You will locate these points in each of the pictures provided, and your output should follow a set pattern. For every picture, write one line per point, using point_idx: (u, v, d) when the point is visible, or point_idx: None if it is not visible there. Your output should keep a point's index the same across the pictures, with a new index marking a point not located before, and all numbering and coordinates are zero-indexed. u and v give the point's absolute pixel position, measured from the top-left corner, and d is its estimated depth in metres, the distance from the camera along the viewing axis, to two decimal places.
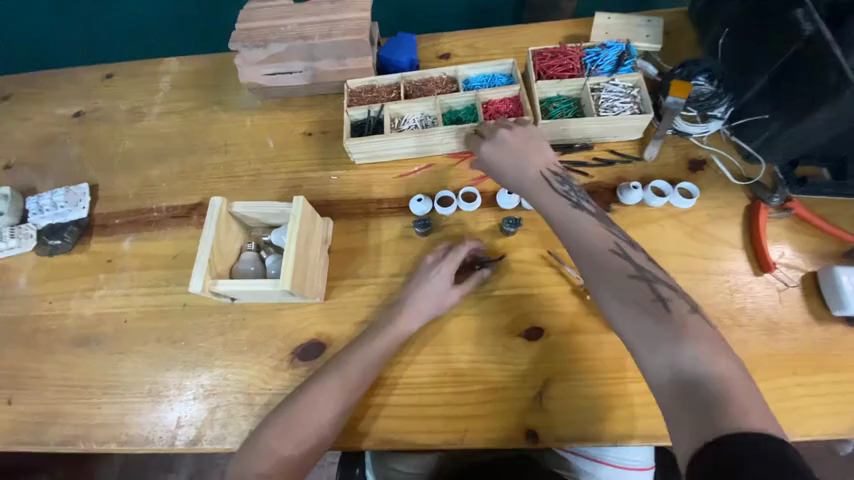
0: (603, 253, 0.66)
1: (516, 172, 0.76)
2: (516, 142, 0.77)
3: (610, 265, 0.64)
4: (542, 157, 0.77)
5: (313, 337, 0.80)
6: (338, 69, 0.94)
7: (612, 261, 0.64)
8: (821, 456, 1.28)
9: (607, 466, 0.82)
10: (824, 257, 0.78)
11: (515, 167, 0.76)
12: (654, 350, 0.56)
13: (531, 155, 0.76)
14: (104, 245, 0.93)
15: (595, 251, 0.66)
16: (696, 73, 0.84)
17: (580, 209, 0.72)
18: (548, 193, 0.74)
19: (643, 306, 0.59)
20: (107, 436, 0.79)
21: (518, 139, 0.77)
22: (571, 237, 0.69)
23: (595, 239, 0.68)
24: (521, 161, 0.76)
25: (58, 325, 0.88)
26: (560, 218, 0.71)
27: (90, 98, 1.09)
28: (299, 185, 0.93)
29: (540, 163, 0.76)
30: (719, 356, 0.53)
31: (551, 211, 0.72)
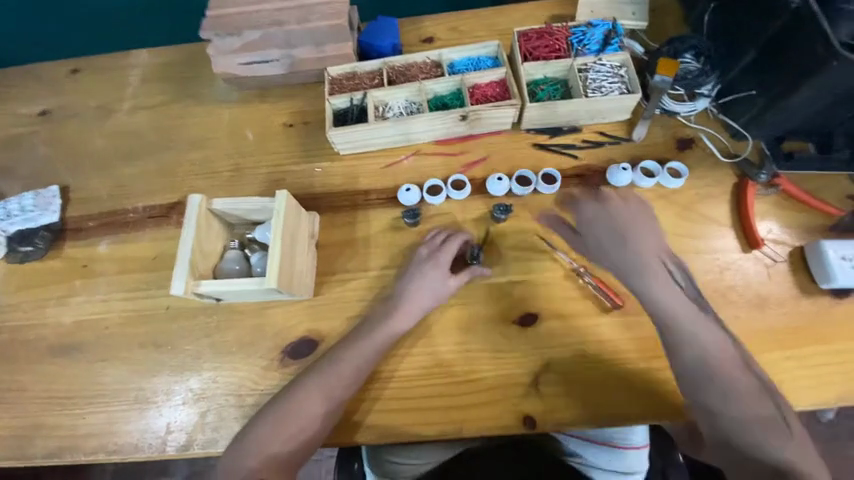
0: (710, 344, 0.66)
1: (632, 257, 0.71)
2: (630, 217, 0.74)
3: (725, 369, 0.65)
4: (658, 243, 0.73)
5: (304, 334, 0.78)
6: (317, 56, 0.90)
7: (730, 372, 0.65)
8: (806, 424, 1.33)
9: (597, 448, 0.84)
10: (810, 231, 0.79)
11: (632, 252, 0.72)
12: (764, 450, 0.60)
13: (651, 240, 0.73)
14: (79, 249, 0.89)
15: (708, 348, 0.66)
16: (682, 51, 0.84)
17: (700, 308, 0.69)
18: (670, 287, 0.70)
19: (738, 393, 0.64)
20: (94, 446, 0.76)
21: (633, 218, 0.74)
22: (690, 335, 0.66)
23: (714, 339, 0.66)
24: (639, 244, 0.72)
25: (35, 335, 0.84)
26: (680, 315, 0.67)
27: (55, 94, 1.03)
28: (282, 179, 0.90)
29: (658, 250, 0.73)
30: (799, 447, 0.60)
31: (670, 304, 0.68)
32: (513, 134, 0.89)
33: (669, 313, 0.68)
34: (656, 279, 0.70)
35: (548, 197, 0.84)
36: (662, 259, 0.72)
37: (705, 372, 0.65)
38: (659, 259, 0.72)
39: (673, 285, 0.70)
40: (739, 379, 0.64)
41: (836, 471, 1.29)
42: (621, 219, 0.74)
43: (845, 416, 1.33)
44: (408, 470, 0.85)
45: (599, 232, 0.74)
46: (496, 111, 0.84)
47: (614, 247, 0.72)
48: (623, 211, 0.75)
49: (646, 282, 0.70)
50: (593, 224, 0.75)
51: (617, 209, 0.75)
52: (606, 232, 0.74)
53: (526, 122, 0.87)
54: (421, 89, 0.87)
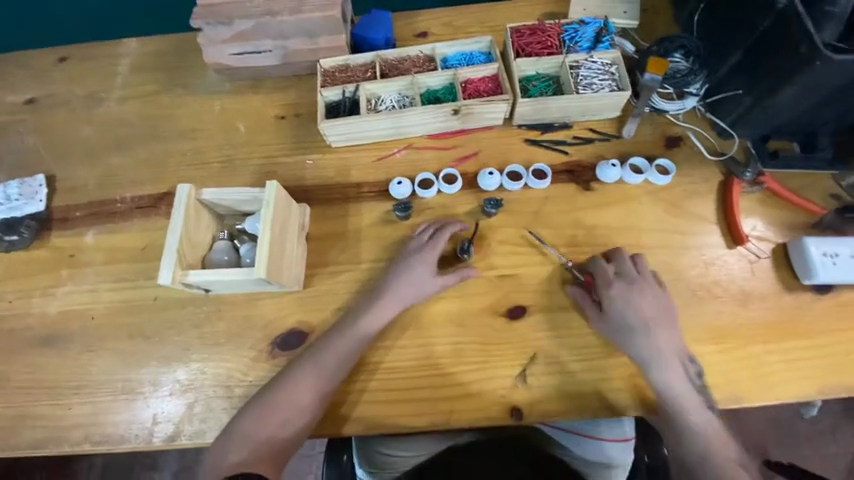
0: (689, 398, 0.70)
1: (652, 358, 0.70)
2: (651, 316, 0.72)
3: (724, 465, 0.68)
4: (675, 339, 0.71)
5: (294, 326, 0.78)
6: (310, 48, 0.90)
7: (728, 465, 0.68)
8: (789, 420, 1.36)
9: (584, 440, 0.84)
10: (793, 228, 0.81)
11: (651, 352, 0.70)
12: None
13: (671, 340, 0.71)
14: (66, 239, 0.88)
15: (709, 452, 0.68)
16: (671, 50, 0.85)
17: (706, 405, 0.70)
18: (685, 388, 0.69)
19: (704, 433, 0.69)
20: (80, 437, 0.75)
21: (655, 313, 0.72)
22: (694, 430, 0.69)
23: (716, 441, 0.69)
24: (660, 346, 0.70)
25: (20, 325, 0.83)
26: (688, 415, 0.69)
27: (42, 82, 1.01)
28: (273, 171, 0.89)
29: (677, 350, 0.71)
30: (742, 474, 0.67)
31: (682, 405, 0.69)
32: (505, 129, 0.89)
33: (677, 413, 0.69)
34: (673, 380, 0.69)
35: (538, 192, 0.84)
36: (680, 359, 0.71)
37: (704, 464, 0.68)
38: (678, 361, 0.70)
39: (686, 384, 0.70)
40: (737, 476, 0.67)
41: (818, 466, 1.32)
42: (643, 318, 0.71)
43: (828, 412, 1.36)
44: (398, 462, 0.85)
45: (621, 328, 0.72)
46: (488, 106, 0.84)
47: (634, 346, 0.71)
48: (646, 307, 0.72)
49: (662, 383, 0.69)
50: (613, 314, 0.72)
51: (640, 303, 0.72)
52: (627, 329, 0.71)
53: (518, 118, 0.88)
54: (414, 83, 0.87)
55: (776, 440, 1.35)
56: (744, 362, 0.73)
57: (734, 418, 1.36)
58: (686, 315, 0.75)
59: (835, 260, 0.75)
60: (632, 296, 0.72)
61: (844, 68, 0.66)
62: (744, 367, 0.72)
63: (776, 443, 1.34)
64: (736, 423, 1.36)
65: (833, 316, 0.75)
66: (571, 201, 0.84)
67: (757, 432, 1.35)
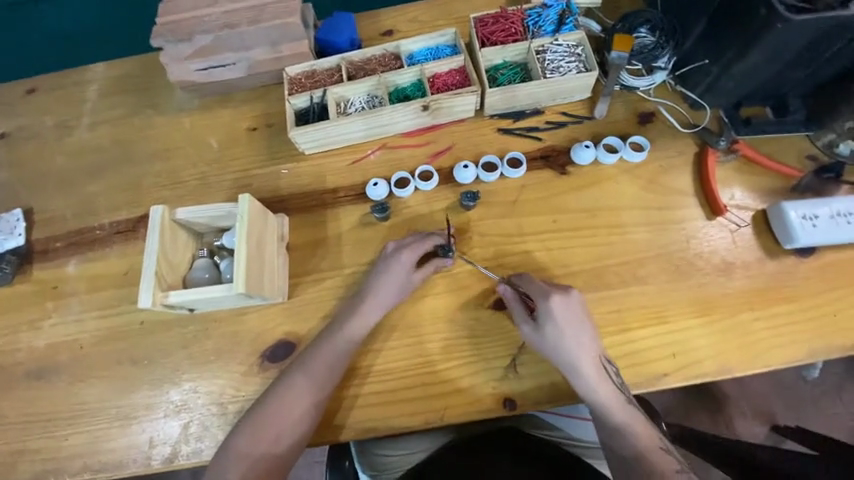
0: (614, 399, 0.68)
1: (568, 361, 0.68)
2: (567, 325, 0.69)
3: (648, 456, 0.65)
4: (594, 344, 0.69)
5: (282, 337, 0.78)
6: (274, 57, 0.89)
7: (654, 457, 0.65)
8: (793, 383, 1.36)
9: (573, 419, 0.86)
10: (771, 194, 0.81)
11: (566, 355, 0.68)
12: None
13: (588, 340, 0.69)
14: (48, 271, 0.87)
15: (629, 441, 0.67)
16: (637, 25, 0.85)
17: (626, 397, 0.69)
18: (603, 386, 0.68)
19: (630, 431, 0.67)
20: (79, 466, 0.75)
21: (571, 316, 0.69)
22: (617, 425, 0.67)
23: (635, 432, 0.67)
24: (576, 347, 0.68)
25: (10, 361, 0.83)
26: (610, 410, 0.68)
27: (11, 115, 1.00)
28: (249, 183, 0.89)
29: (596, 353, 0.69)
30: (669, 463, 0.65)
31: (601, 402, 0.68)
32: (477, 121, 0.89)
33: (600, 410, 0.68)
34: (590, 379, 0.67)
35: (514, 180, 0.84)
36: (599, 360, 0.69)
37: (628, 460, 0.66)
38: (595, 359, 0.68)
39: (606, 382, 0.68)
40: (661, 467, 0.64)
41: (825, 426, 1.33)
42: (559, 322, 0.68)
43: (831, 372, 1.36)
44: (395, 461, 0.86)
45: (539, 335, 0.69)
46: (457, 99, 0.83)
47: (550, 351, 0.69)
48: (562, 311, 0.69)
49: (580, 383, 0.68)
50: (534, 325, 0.70)
51: (556, 307, 0.69)
52: (544, 336, 0.69)
53: (488, 108, 0.87)
54: (380, 82, 0.87)
55: (782, 404, 1.35)
56: (733, 331, 0.73)
57: (738, 387, 1.37)
58: (671, 291, 0.75)
59: (814, 222, 0.75)
60: (546, 301, 0.70)
61: (804, 26, 0.66)
62: (733, 336, 0.72)
63: (782, 408, 1.35)
64: (741, 391, 1.37)
65: (818, 277, 0.75)
66: (548, 187, 0.83)
67: (763, 398, 1.36)
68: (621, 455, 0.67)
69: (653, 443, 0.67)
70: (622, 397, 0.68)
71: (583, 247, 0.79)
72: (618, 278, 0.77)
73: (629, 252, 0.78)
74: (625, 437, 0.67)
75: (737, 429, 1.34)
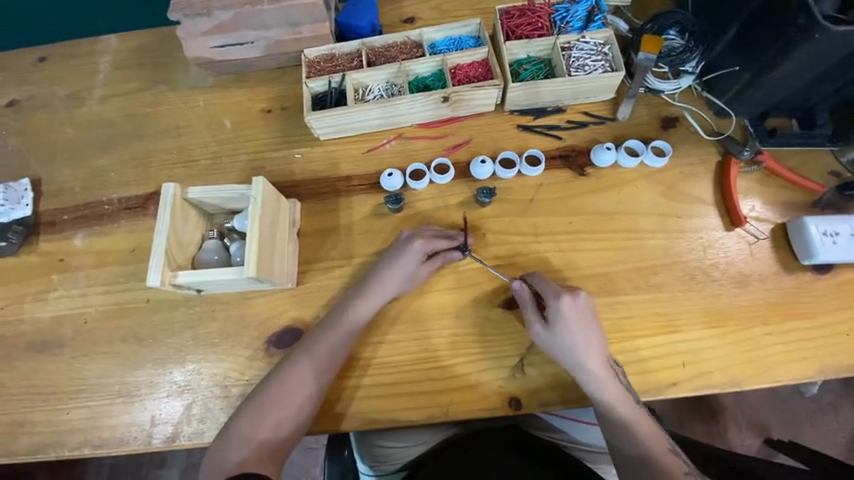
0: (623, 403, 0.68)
1: (581, 364, 0.67)
2: (579, 330, 0.68)
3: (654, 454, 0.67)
4: (604, 348, 0.69)
5: (288, 323, 0.78)
6: (293, 38, 0.87)
7: (660, 457, 0.66)
8: (790, 398, 1.36)
9: (573, 422, 0.88)
10: (792, 207, 0.79)
11: (579, 357, 0.67)
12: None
13: (598, 340, 0.68)
14: (54, 243, 0.86)
15: (637, 441, 0.67)
16: (666, 27, 0.83)
17: (634, 398, 0.69)
18: (614, 388, 0.67)
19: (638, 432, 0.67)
20: (79, 441, 0.75)
21: (582, 315, 0.69)
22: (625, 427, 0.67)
23: (644, 432, 0.67)
24: (587, 347, 0.67)
25: (13, 331, 0.82)
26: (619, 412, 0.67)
27: (21, 82, 0.98)
28: (261, 166, 0.87)
29: (606, 357, 0.68)
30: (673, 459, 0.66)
31: (611, 404, 0.67)
32: (497, 115, 0.87)
33: (610, 413, 0.67)
34: (601, 382, 0.67)
35: (532, 179, 0.83)
36: (609, 363, 0.68)
37: (636, 459, 0.66)
38: (606, 363, 0.68)
39: (616, 386, 0.68)
40: (668, 465, 0.66)
41: (819, 442, 1.33)
42: (571, 322, 0.68)
43: (828, 389, 1.36)
44: (395, 453, 0.86)
45: (552, 339, 0.68)
46: (479, 92, 0.82)
47: (563, 353, 0.68)
48: (574, 310, 0.69)
49: (591, 386, 0.67)
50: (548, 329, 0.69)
51: (567, 307, 0.68)
52: (557, 337, 0.68)
53: (509, 103, 0.85)
54: (401, 70, 0.85)
55: (777, 418, 1.35)
56: (744, 343, 0.72)
57: (735, 399, 1.37)
58: (685, 300, 0.74)
59: (835, 239, 0.74)
60: (557, 298, 0.69)
61: (843, 40, 0.64)
62: (744, 349, 0.72)
63: (777, 422, 1.35)
64: (738, 403, 1.37)
65: (833, 294, 0.74)
66: (565, 187, 0.82)
67: (759, 411, 1.36)
68: (630, 456, 0.67)
69: (659, 443, 0.68)
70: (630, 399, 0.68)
71: (598, 251, 0.78)
72: (631, 284, 0.76)
73: (645, 259, 0.77)
74: (634, 438, 0.67)
75: (730, 439, 1.34)
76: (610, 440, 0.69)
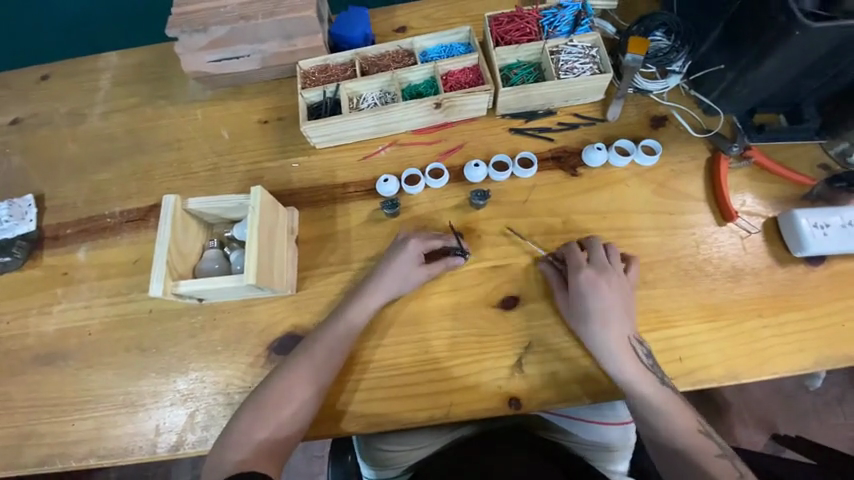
0: (643, 377, 0.68)
1: (594, 335, 0.71)
2: (594, 301, 0.71)
3: (687, 438, 0.66)
4: (624, 323, 0.71)
5: (288, 330, 0.79)
6: (289, 50, 0.90)
7: (682, 433, 0.67)
8: (795, 392, 1.36)
9: (575, 421, 0.88)
10: (783, 201, 0.81)
11: (592, 329, 0.71)
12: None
13: (619, 314, 0.71)
14: (58, 258, 0.88)
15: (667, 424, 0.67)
16: (652, 29, 0.85)
17: (659, 377, 0.69)
18: (630, 360, 0.69)
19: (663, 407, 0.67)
20: (85, 452, 0.76)
21: (602, 290, 0.72)
22: (643, 403, 0.68)
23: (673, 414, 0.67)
24: (609, 321, 0.71)
25: (20, 345, 0.83)
26: (639, 388, 0.68)
27: (24, 101, 1.01)
28: (260, 176, 0.89)
29: (622, 330, 0.71)
30: (697, 434, 0.67)
31: (627, 377, 0.69)
32: (489, 120, 0.89)
33: (628, 388, 0.69)
34: (616, 351, 0.69)
35: (525, 180, 0.84)
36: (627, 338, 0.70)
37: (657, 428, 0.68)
38: (623, 336, 0.70)
39: (633, 357, 0.69)
40: (696, 446, 0.66)
41: (825, 436, 1.32)
42: (594, 298, 0.71)
43: (833, 382, 1.36)
44: (397, 456, 0.86)
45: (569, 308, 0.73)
46: (469, 98, 0.83)
47: (578, 323, 0.72)
48: (600, 284, 0.72)
49: (604, 357, 0.70)
50: (569, 300, 0.73)
51: (586, 279, 0.72)
52: (571, 307, 0.73)
53: (500, 107, 0.87)
54: (394, 79, 0.87)
55: (783, 413, 1.35)
56: (739, 337, 0.73)
57: (741, 394, 1.37)
58: (680, 296, 0.75)
59: (826, 230, 0.75)
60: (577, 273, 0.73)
61: (824, 35, 0.65)
62: (740, 342, 0.72)
63: (783, 417, 1.34)
64: (743, 398, 1.37)
65: (827, 286, 0.75)
66: (559, 188, 0.83)
67: (764, 407, 1.36)
68: (663, 444, 0.67)
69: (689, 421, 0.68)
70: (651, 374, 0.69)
71: None
72: None
73: (639, 255, 0.78)
74: (662, 422, 0.67)
75: (738, 437, 1.33)
76: (642, 426, 0.69)
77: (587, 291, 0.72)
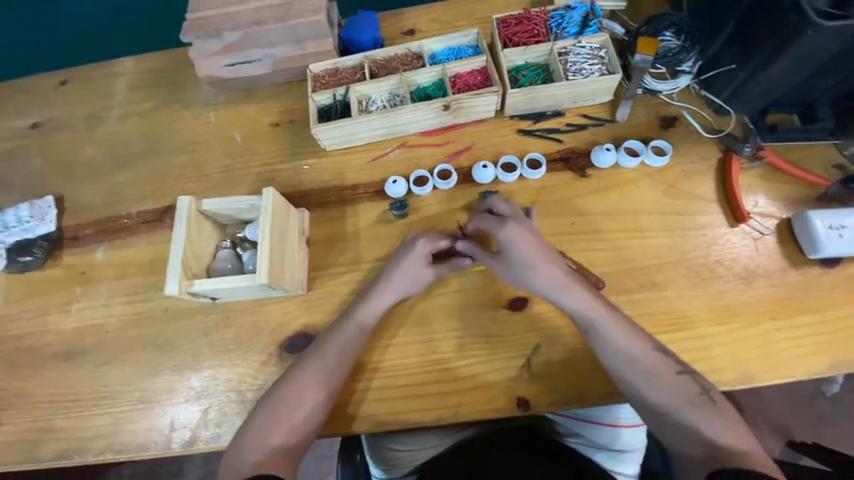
0: (619, 331, 0.69)
1: (558, 293, 0.71)
2: (538, 254, 0.71)
3: (663, 375, 0.68)
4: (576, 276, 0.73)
5: (299, 329, 0.80)
6: (299, 54, 0.91)
7: (667, 383, 0.67)
8: (810, 398, 1.33)
9: (583, 422, 0.88)
10: (797, 202, 0.79)
11: (555, 286, 0.71)
12: (698, 429, 0.65)
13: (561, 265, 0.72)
14: (77, 257, 0.91)
15: (629, 355, 0.68)
16: (662, 29, 0.84)
17: (635, 331, 0.70)
18: (604, 314, 0.70)
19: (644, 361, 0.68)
20: (102, 446, 0.78)
21: (536, 241, 0.72)
22: (627, 361, 0.68)
23: (632, 342, 0.69)
24: (557, 272, 0.71)
25: (40, 341, 0.86)
26: (619, 343, 0.68)
27: (45, 106, 1.04)
28: (271, 177, 0.91)
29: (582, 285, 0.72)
30: (682, 383, 0.67)
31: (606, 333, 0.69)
32: (497, 121, 0.89)
33: (610, 347, 0.69)
34: (587, 308, 0.70)
35: (533, 181, 0.84)
36: (589, 291, 0.72)
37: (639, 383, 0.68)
38: (585, 291, 0.71)
39: (606, 311, 0.70)
40: (681, 391, 0.67)
41: (842, 443, 1.30)
42: (536, 250, 0.71)
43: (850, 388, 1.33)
44: (405, 456, 0.87)
45: (525, 267, 0.71)
46: (477, 99, 0.84)
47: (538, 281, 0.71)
48: (528, 233, 0.72)
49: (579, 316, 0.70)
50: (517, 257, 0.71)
51: (512, 232, 0.71)
52: (521, 263, 0.71)
53: (509, 108, 0.87)
54: (402, 81, 0.88)
55: (798, 419, 1.32)
56: (751, 339, 0.72)
57: (756, 398, 1.35)
58: (691, 298, 0.75)
59: (841, 232, 0.73)
60: (502, 228, 0.72)
61: (836, 34, 0.65)
62: (751, 345, 0.72)
63: (799, 423, 1.32)
64: (758, 403, 1.35)
65: (842, 288, 0.74)
66: (567, 189, 0.83)
67: (779, 411, 1.34)
68: (652, 401, 0.68)
69: (672, 374, 0.68)
70: (626, 327, 0.69)
71: (604, 250, 0.79)
72: (636, 282, 0.76)
73: (649, 257, 0.77)
74: (646, 379, 0.68)
75: None
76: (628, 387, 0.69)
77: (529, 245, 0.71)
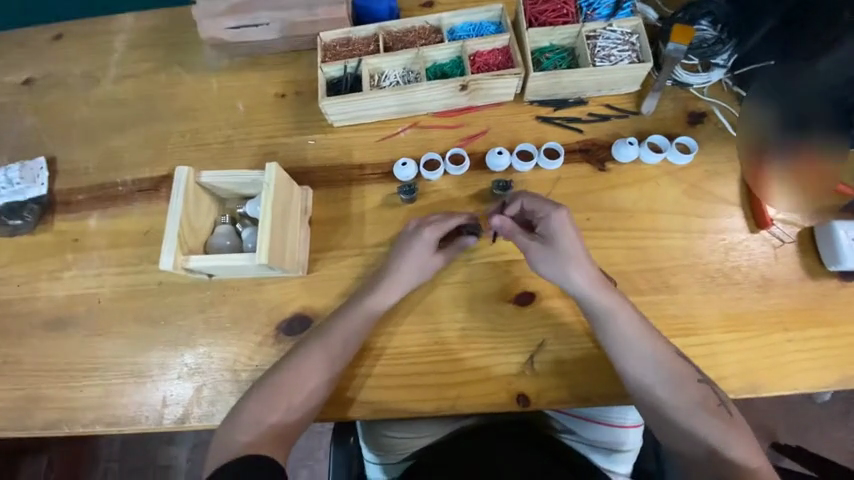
0: (640, 333, 0.67)
1: (582, 290, 0.68)
2: (570, 248, 0.68)
3: (681, 381, 0.66)
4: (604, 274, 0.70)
5: (298, 311, 0.78)
6: (310, 20, 0.85)
7: (683, 389, 0.66)
8: (800, 405, 1.34)
9: (579, 420, 0.87)
10: (822, 211, 0.76)
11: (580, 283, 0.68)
12: (703, 436, 0.65)
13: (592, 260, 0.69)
14: (69, 223, 0.87)
15: (649, 357, 0.67)
16: (698, 17, 0.79)
17: (655, 334, 0.68)
18: (627, 315, 0.68)
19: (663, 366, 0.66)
20: (92, 418, 0.76)
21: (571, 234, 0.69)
22: (643, 364, 0.66)
23: (655, 345, 0.67)
24: (588, 269, 0.68)
25: (30, 308, 0.83)
26: (638, 345, 0.67)
27: (37, 60, 0.98)
28: (274, 151, 0.86)
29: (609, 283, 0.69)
30: (699, 392, 0.66)
31: (625, 333, 0.67)
32: (516, 106, 0.84)
33: (627, 347, 0.67)
34: (611, 307, 0.68)
35: (549, 172, 0.81)
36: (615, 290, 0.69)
37: (654, 387, 0.67)
38: (611, 289, 0.69)
39: (628, 312, 0.68)
40: (697, 399, 0.65)
41: (826, 449, 1.31)
42: (569, 244, 0.68)
43: (841, 397, 1.33)
44: (400, 443, 0.86)
45: (554, 259, 0.69)
46: (498, 81, 0.79)
47: (564, 276, 0.69)
48: (564, 226, 0.69)
49: (602, 315, 0.68)
50: (547, 249, 0.69)
51: (550, 221, 0.68)
52: (551, 255, 0.69)
53: (529, 93, 0.83)
54: (418, 56, 0.83)
55: (785, 423, 1.33)
56: (761, 349, 0.70)
57: (742, 405, 1.34)
58: (704, 303, 0.72)
59: None
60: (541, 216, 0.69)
61: None
62: (761, 355, 0.70)
63: (784, 427, 1.33)
64: (745, 409, 1.34)
65: None
66: (584, 183, 0.80)
67: (765, 416, 1.34)
68: (664, 404, 0.67)
69: (691, 381, 0.66)
70: (647, 328, 0.68)
71: (617, 248, 0.76)
72: (648, 284, 0.74)
73: (664, 259, 0.75)
74: (661, 383, 0.66)
75: None
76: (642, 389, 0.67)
77: (562, 237, 0.68)
